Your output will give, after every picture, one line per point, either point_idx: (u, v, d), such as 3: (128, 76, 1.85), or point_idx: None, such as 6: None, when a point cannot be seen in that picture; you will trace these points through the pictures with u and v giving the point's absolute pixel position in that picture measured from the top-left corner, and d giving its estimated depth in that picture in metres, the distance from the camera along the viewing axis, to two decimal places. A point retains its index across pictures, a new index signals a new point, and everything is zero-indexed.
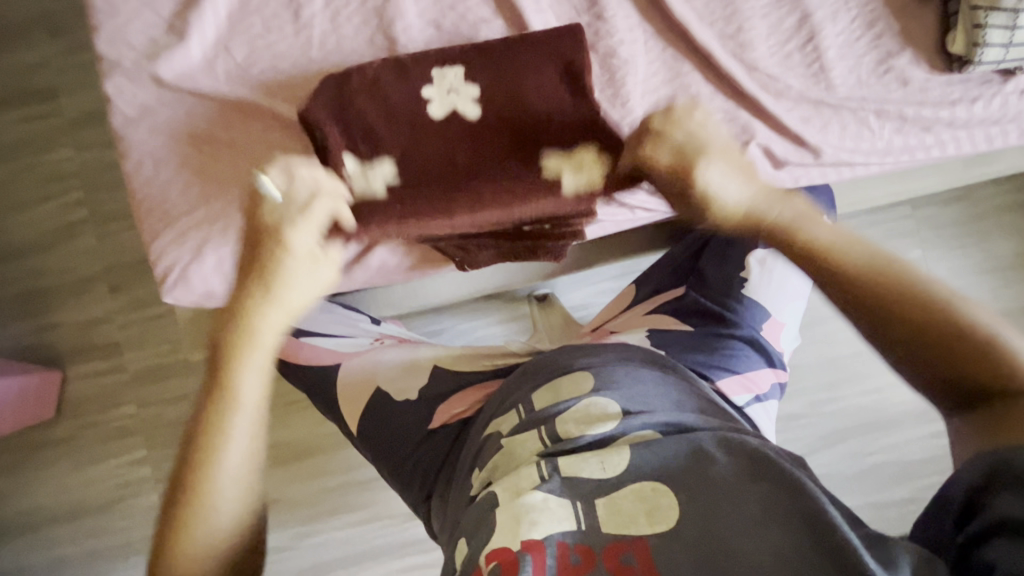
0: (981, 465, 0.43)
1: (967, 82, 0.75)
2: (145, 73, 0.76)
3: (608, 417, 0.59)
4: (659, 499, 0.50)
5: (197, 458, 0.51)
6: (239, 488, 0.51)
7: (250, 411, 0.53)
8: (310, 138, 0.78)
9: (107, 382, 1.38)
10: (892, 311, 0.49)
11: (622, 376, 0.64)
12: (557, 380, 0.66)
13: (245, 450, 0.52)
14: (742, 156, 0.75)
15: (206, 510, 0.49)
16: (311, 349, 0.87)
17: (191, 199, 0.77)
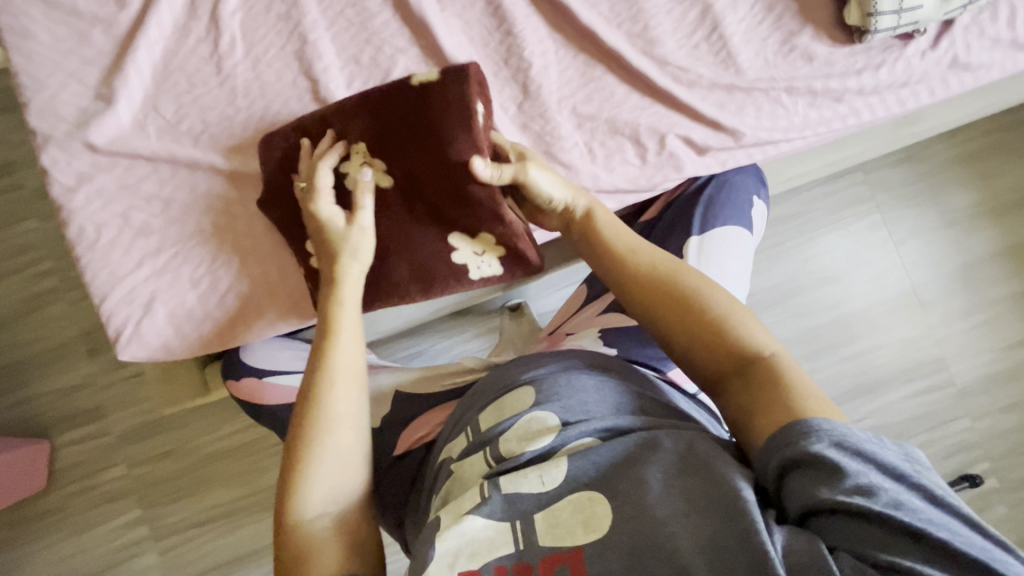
0: (783, 454, 0.49)
1: (871, 50, 0.78)
2: (78, 142, 0.78)
3: (548, 429, 0.62)
4: (594, 508, 0.54)
5: (295, 441, 0.59)
6: (335, 468, 0.59)
7: (343, 397, 0.62)
8: (247, 185, 0.80)
9: (94, 446, 1.38)
10: (694, 343, 0.60)
11: (563, 386, 0.66)
12: (502, 398, 0.69)
13: (340, 432, 0.60)
14: (660, 150, 0.78)
15: (311, 484, 0.57)
16: (275, 387, 0.86)
17: (136, 258, 0.78)
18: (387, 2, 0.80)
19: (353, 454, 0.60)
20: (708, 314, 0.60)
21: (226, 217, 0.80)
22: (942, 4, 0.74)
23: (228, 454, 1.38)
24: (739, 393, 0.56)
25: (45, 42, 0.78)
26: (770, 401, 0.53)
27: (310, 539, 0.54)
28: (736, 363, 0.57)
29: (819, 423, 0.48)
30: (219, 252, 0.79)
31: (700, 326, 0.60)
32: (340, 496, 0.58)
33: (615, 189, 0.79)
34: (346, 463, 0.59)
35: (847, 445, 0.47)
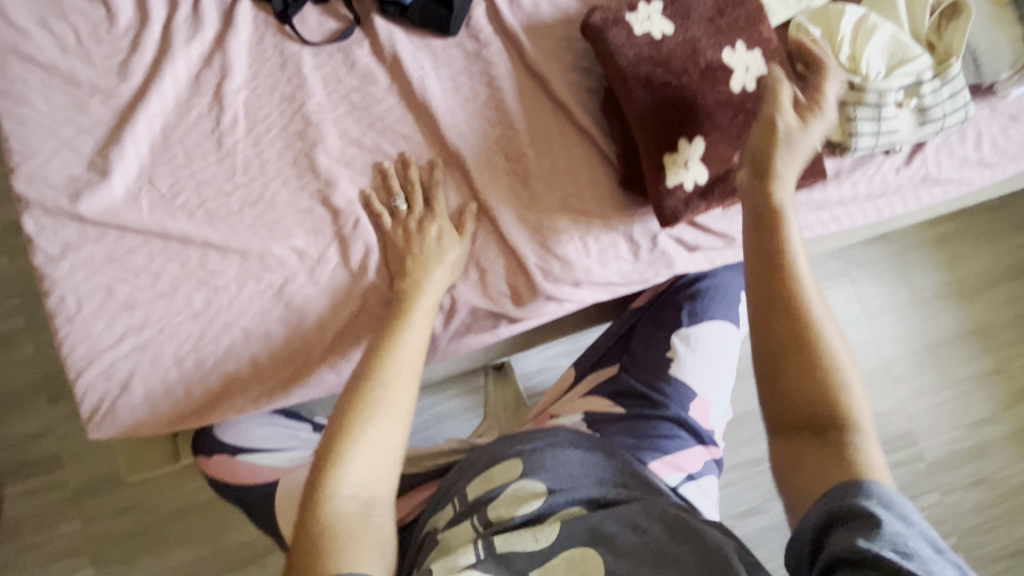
0: (827, 505, 0.47)
1: (852, 162, 0.82)
2: (65, 211, 0.76)
3: (535, 494, 0.66)
4: (587, 566, 0.60)
5: (344, 424, 0.64)
6: (370, 458, 0.62)
7: (397, 391, 0.67)
8: (239, 263, 0.78)
9: (46, 500, 1.31)
10: (799, 368, 0.52)
11: (548, 457, 0.70)
12: (489, 468, 0.71)
13: (383, 423, 0.65)
14: (655, 247, 0.81)
15: (348, 468, 0.61)
16: (248, 466, 0.84)
17: (117, 332, 0.76)
18: (392, 88, 0.82)
19: (392, 447, 0.65)
20: (829, 353, 0.52)
21: (215, 292, 0.78)
22: (918, 129, 0.78)
23: (190, 513, 1.31)
24: (811, 454, 0.51)
25: (40, 109, 0.77)
26: (827, 465, 0.50)
27: (336, 521, 0.58)
28: (815, 424, 0.51)
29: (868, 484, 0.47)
30: (205, 330, 0.77)
31: (798, 377, 0.52)
32: (369, 490, 0.62)
33: (609, 282, 0.82)
34: (384, 452, 0.64)
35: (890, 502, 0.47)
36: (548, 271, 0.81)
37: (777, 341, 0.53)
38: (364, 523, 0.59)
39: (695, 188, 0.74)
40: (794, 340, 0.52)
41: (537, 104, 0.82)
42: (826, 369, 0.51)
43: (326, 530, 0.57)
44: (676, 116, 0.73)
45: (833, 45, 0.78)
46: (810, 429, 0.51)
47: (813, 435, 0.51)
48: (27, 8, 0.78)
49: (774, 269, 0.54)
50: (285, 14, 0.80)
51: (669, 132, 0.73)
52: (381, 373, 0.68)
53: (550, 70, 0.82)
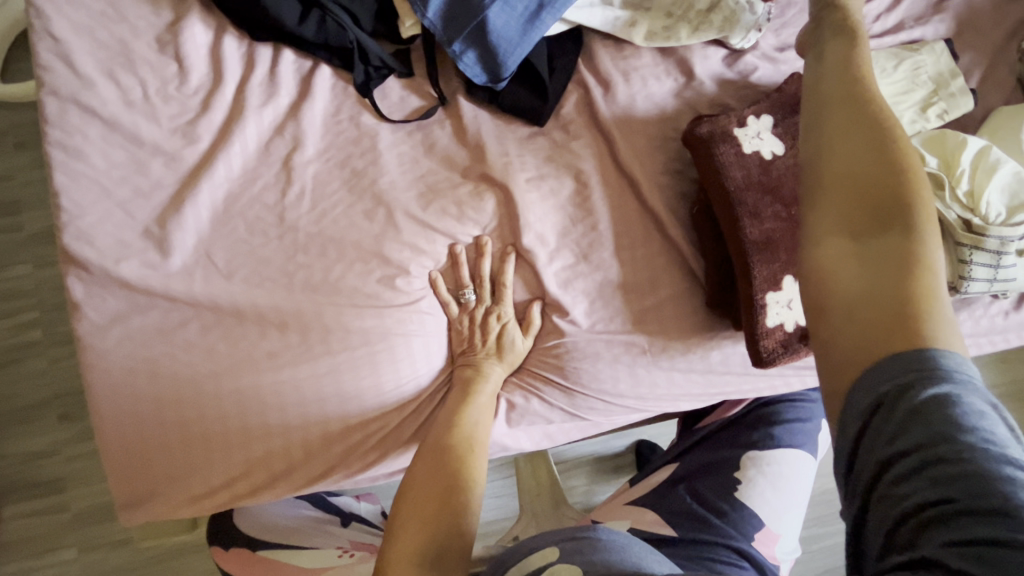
0: (868, 391, 0.39)
1: (956, 300, 0.76)
2: (115, 280, 0.71)
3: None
4: None
5: (408, 490, 0.65)
6: (429, 519, 0.62)
7: (456, 456, 0.67)
8: (291, 349, 0.73)
9: (50, 523, 1.33)
10: (865, 235, 0.45)
11: (584, 544, 0.67)
12: (525, 558, 0.69)
13: (445, 486, 0.64)
14: (739, 374, 0.76)
15: (408, 531, 0.61)
16: (269, 564, 0.77)
17: (158, 413, 0.71)
18: (470, 172, 0.76)
19: (456, 510, 0.63)
20: (910, 250, 0.43)
21: (266, 378, 0.72)
22: None
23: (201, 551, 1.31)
24: (842, 258, 0.45)
25: (98, 166, 0.73)
26: (869, 280, 0.43)
27: None
28: (880, 204, 0.45)
29: (949, 351, 0.38)
30: (250, 418, 0.72)
31: (848, 203, 0.46)
32: (437, 552, 0.59)
33: (682, 401, 0.77)
34: (448, 517, 0.62)
35: (970, 388, 0.38)
36: (619, 388, 0.75)
37: (832, 225, 0.46)
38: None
39: (797, 328, 0.68)
40: (861, 232, 0.45)
41: (623, 204, 0.77)
42: (889, 236, 0.44)
43: None
44: (784, 252, 0.68)
45: (949, 178, 0.73)
46: (849, 233, 0.46)
47: (851, 240, 0.45)
48: (94, 57, 0.74)
49: (850, 171, 0.47)
50: (366, 87, 0.75)
51: (776, 266, 0.67)
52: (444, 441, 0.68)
53: (642, 171, 0.76)
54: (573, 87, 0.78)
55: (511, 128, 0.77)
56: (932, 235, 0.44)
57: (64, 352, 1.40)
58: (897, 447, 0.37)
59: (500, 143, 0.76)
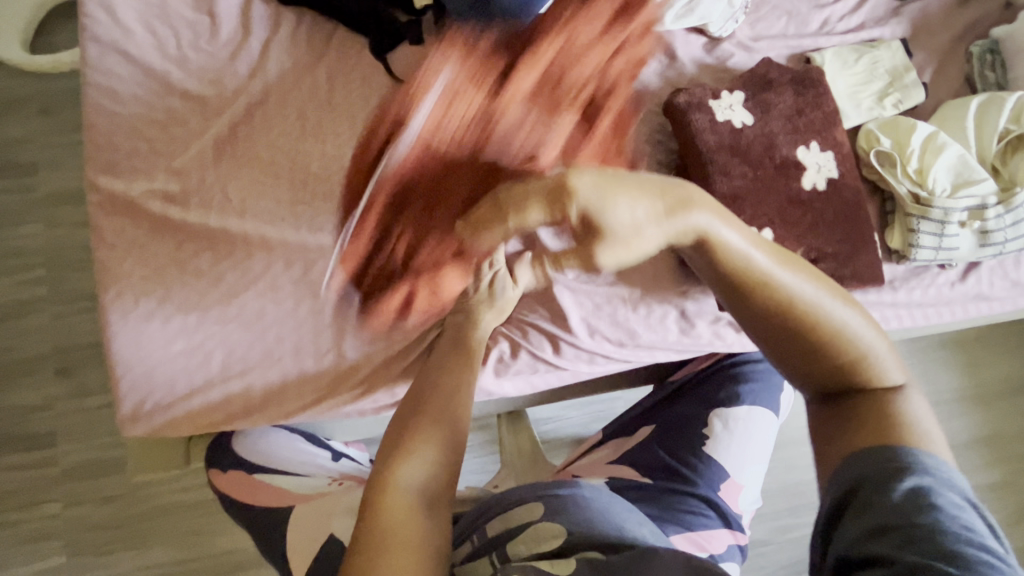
0: (851, 470, 0.46)
1: (908, 268, 0.84)
2: (138, 208, 0.77)
3: (554, 536, 0.66)
4: None
5: (398, 429, 0.69)
6: (419, 457, 0.65)
7: (446, 402, 0.72)
8: (297, 281, 0.79)
9: (39, 477, 1.36)
10: (807, 354, 0.49)
11: (569, 505, 0.70)
12: (509, 510, 0.71)
13: (436, 428, 0.69)
14: (709, 326, 0.82)
15: (399, 463, 0.64)
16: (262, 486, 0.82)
17: (167, 333, 0.76)
18: None
19: (444, 451, 0.67)
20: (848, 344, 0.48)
21: (272, 307, 0.78)
22: (977, 249, 0.80)
23: (190, 511, 1.36)
24: (806, 356, 0.49)
25: (129, 105, 0.79)
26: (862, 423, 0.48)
27: (386, 509, 0.59)
28: (795, 322, 0.48)
29: (914, 451, 0.46)
30: (257, 341, 0.78)
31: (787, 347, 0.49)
32: (425, 485, 0.63)
33: (655, 349, 0.83)
34: (437, 457, 0.66)
35: (940, 482, 0.44)
36: (598, 332, 0.81)
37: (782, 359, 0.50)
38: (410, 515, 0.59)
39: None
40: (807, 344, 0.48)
41: (609, 168, 0.84)
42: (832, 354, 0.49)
43: (373, 518, 0.58)
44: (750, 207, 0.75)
45: (901, 156, 0.81)
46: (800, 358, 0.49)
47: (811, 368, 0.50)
48: (133, 9, 0.81)
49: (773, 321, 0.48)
50: (380, 49, 0.83)
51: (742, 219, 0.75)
52: (438, 386, 0.75)
53: (626, 138, 0.84)
54: None
55: None
56: (885, 352, 0.50)
57: (66, 309, 1.44)
58: (869, 514, 0.43)
59: None
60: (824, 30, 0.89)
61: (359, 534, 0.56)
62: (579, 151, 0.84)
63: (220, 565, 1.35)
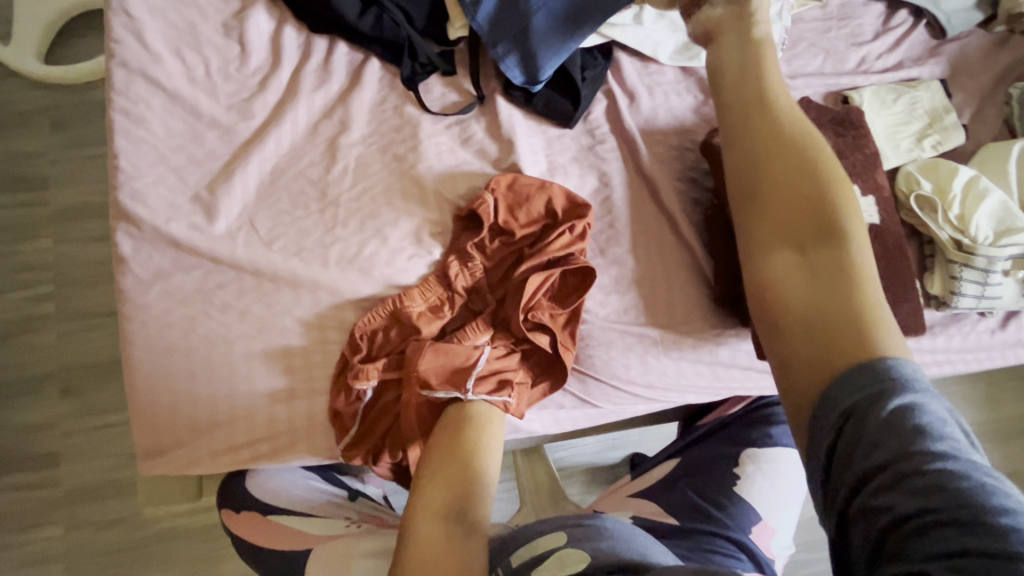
0: (833, 409, 0.46)
1: (947, 314, 0.82)
2: (163, 238, 0.75)
3: (577, 559, 0.63)
4: None
5: (430, 458, 0.72)
6: (451, 492, 0.69)
7: (477, 432, 0.73)
8: (323, 316, 0.77)
9: (39, 497, 1.33)
10: (781, 213, 0.64)
11: (592, 533, 0.68)
12: (535, 541, 0.70)
13: (467, 460, 0.71)
14: (743, 369, 0.81)
15: (431, 499, 0.68)
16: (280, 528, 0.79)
17: (190, 367, 0.74)
18: (502, 165, 0.82)
19: (476, 486, 0.70)
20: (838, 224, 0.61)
21: (299, 342, 0.76)
22: (1020, 297, 0.78)
23: (198, 537, 1.34)
24: (789, 230, 0.62)
25: (157, 133, 0.78)
26: (833, 293, 0.55)
27: (420, 549, 0.63)
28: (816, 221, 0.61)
29: (900, 363, 0.47)
30: (280, 377, 0.75)
31: (781, 211, 0.64)
32: (460, 519, 0.66)
33: (688, 392, 0.81)
34: (469, 492, 0.69)
35: (929, 400, 0.44)
36: (630, 374, 0.79)
37: (780, 216, 0.64)
38: (445, 555, 0.62)
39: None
40: (797, 218, 0.63)
41: (643, 206, 0.82)
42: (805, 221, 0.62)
43: (409, 559, 0.62)
44: None
45: (942, 202, 0.79)
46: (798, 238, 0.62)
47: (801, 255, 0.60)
48: (162, 34, 0.80)
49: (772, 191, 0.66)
50: (412, 81, 0.82)
51: None
52: (467, 414, 0.74)
53: (661, 175, 0.82)
54: (601, 96, 0.85)
55: (542, 129, 0.83)
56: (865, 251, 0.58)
57: (73, 325, 1.41)
58: (851, 416, 0.45)
59: (531, 141, 0.83)
60: (862, 69, 0.88)
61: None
62: (613, 187, 0.82)
63: None
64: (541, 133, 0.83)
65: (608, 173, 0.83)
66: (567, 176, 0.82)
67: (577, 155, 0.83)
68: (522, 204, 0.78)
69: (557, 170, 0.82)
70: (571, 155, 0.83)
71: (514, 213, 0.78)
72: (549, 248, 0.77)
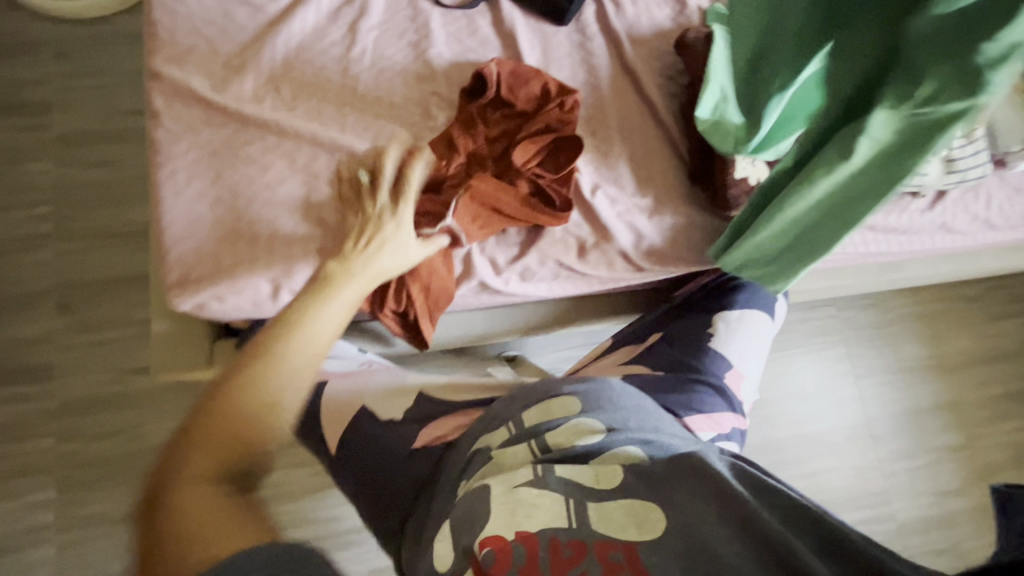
0: None
1: (885, 196, 0.95)
2: (196, 96, 0.82)
3: (594, 431, 0.69)
4: (647, 513, 0.58)
5: (270, 327, 0.61)
6: (277, 365, 0.57)
7: (326, 299, 0.66)
8: (341, 174, 0.85)
9: (26, 411, 1.30)
10: None
11: (603, 402, 0.73)
12: (547, 401, 0.74)
13: (303, 322, 0.62)
14: (713, 234, 0.91)
15: (250, 382, 0.56)
16: None
17: (217, 212, 0.80)
18: (504, 55, 0.92)
19: (305, 357, 0.60)
20: None
21: (316, 196, 0.83)
22: (943, 177, 0.92)
23: None
24: None
25: (191, 6, 0.85)
26: None
27: (188, 469, 0.50)
28: None
29: None
30: (300, 225, 0.82)
31: None
32: (270, 409, 0.56)
33: (665, 255, 0.90)
34: (292, 366, 0.58)
35: None
36: (615, 236, 0.88)
37: None
38: (186, 503, 0.47)
39: (759, 183, 0.87)
40: None
41: (627, 94, 0.94)
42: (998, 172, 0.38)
43: (192, 479, 0.50)
44: None
45: None
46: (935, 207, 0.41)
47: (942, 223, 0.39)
48: None
49: None
50: None
51: None
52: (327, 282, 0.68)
53: (643, 69, 0.94)
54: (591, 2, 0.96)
55: (540, 26, 0.94)
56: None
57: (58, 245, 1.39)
58: None
59: (530, 36, 0.93)
60: None
61: (168, 517, 0.47)
62: (601, 78, 0.93)
63: None
64: (539, 29, 0.94)
65: (597, 65, 0.94)
66: (561, 67, 0.93)
67: (571, 50, 0.94)
68: (523, 81, 0.89)
69: (552, 61, 0.93)
70: (565, 49, 0.94)
71: (513, 88, 0.89)
72: (545, 117, 0.87)
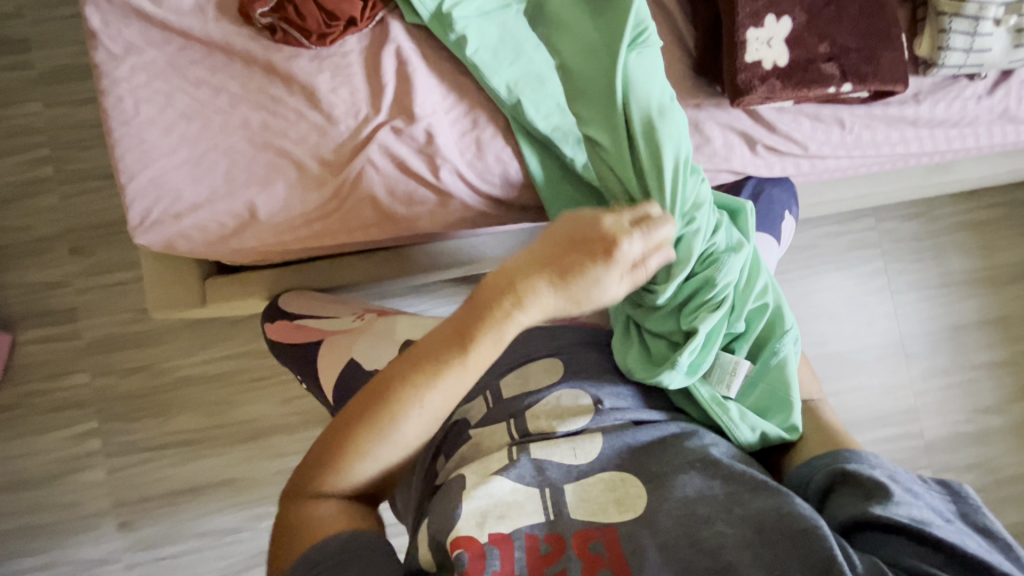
0: (825, 467, 0.62)
1: (934, 81, 0.81)
2: (131, 9, 0.74)
3: (581, 409, 0.63)
4: (628, 489, 0.57)
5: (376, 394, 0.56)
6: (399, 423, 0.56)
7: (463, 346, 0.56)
8: (299, 92, 0.77)
9: (61, 348, 1.31)
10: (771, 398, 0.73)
11: (588, 366, 0.68)
12: (526, 367, 0.68)
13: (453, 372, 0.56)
14: (723, 136, 0.79)
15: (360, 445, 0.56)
16: (300, 328, 0.93)
17: (171, 142, 0.75)
18: None
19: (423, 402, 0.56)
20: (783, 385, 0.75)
21: (273, 117, 0.77)
22: (1009, 52, 0.77)
23: (198, 382, 1.33)
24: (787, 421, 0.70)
25: None
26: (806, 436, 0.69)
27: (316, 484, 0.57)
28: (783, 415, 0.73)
29: (865, 455, 0.61)
30: (259, 153, 0.76)
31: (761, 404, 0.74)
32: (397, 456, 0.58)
33: None
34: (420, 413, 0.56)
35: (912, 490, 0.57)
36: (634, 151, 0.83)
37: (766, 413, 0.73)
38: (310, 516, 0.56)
39: (775, 68, 0.73)
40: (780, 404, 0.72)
41: None
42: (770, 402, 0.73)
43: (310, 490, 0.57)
44: None
45: None
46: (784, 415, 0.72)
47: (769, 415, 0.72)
48: None
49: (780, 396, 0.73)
50: None
51: (757, 7, 0.72)
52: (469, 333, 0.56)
53: None
54: None
55: None
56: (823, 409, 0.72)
57: (47, 186, 1.33)
58: (827, 475, 0.61)
59: None
60: None
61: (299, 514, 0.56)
62: None
63: (237, 434, 1.33)
64: None
65: None
66: None
67: None
68: None
69: None
70: None
71: None
72: None
